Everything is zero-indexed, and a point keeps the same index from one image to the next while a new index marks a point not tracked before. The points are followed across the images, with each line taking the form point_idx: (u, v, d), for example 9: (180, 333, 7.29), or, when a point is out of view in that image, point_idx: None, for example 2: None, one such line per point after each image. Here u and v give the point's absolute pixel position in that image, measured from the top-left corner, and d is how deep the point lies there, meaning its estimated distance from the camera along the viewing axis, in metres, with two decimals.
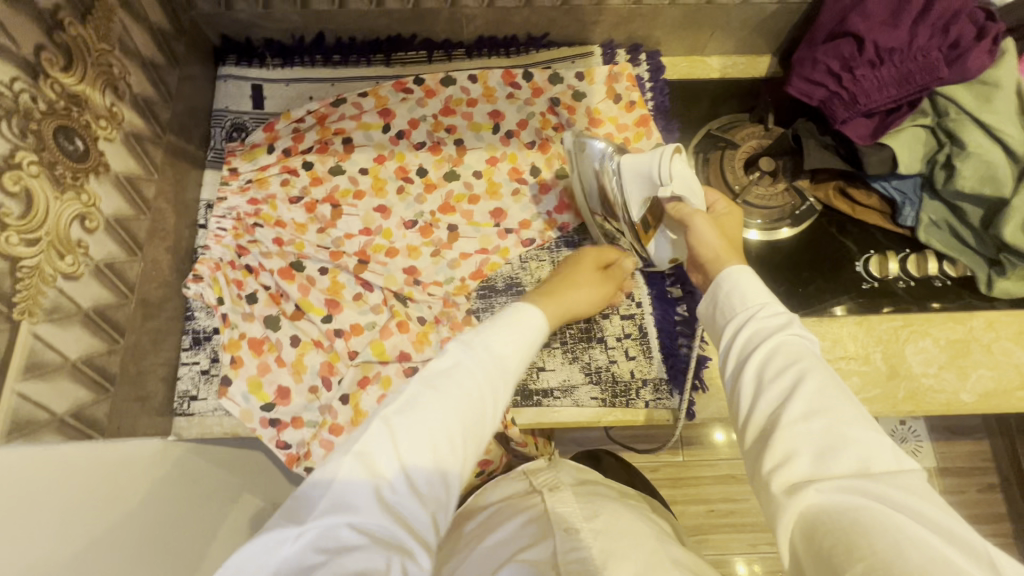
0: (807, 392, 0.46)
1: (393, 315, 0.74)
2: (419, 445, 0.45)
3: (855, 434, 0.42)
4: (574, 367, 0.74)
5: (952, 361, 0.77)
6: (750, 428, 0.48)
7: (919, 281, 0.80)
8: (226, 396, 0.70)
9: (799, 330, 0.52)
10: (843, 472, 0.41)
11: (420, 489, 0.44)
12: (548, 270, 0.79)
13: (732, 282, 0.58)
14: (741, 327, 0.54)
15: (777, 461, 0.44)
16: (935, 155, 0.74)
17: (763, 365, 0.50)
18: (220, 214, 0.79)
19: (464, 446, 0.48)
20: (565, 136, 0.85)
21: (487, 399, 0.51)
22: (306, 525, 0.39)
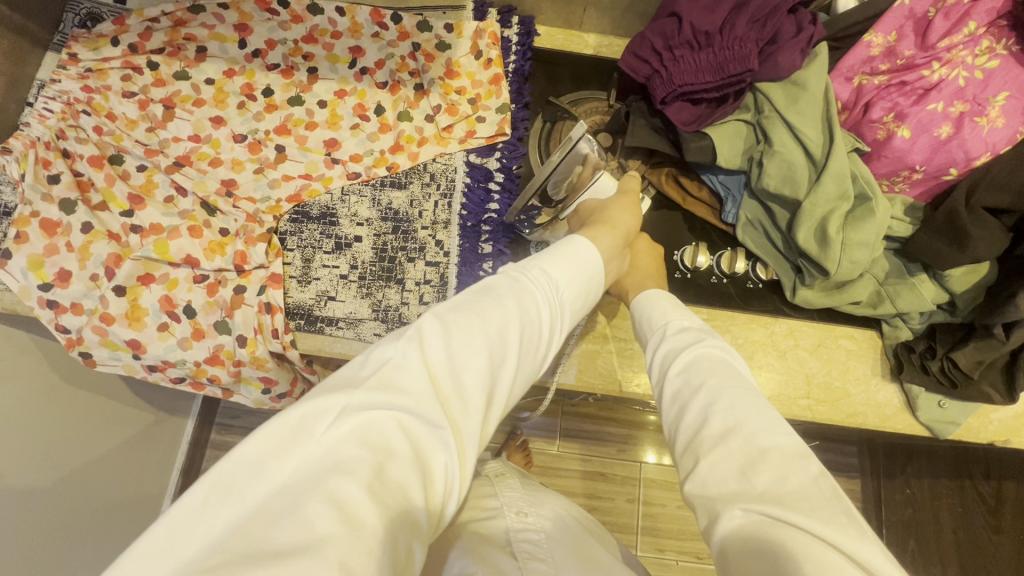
0: (719, 405, 0.47)
1: (190, 220, 0.75)
2: (472, 351, 0.42)
3: (765, 439, 0.43)
4: (364, 303, 0.74)
5: (746, 361, 0.78)
6: (681, 455, 0.48)
7: (731, 279, 0.81)
8: (4, 268, 0.69)
9: (713, 343, 0.55)
10: (764, 484, 0.40)
11: (466, 397, 0.40)
12: (366, 206, 0.79)
13: (651, 308, 0.65)
14: (657, 348, 0.59)
15: (700, 474, 0.44)
16: (753, 152, 0.74)
17: (683, 379, 0.53)
18: (50, 95, 0.78)
19: (511, 364, 0.44)
20: (418, 83, 0.85)
21: (540, 321, 0.48)
22: (346, 406, 0.36)
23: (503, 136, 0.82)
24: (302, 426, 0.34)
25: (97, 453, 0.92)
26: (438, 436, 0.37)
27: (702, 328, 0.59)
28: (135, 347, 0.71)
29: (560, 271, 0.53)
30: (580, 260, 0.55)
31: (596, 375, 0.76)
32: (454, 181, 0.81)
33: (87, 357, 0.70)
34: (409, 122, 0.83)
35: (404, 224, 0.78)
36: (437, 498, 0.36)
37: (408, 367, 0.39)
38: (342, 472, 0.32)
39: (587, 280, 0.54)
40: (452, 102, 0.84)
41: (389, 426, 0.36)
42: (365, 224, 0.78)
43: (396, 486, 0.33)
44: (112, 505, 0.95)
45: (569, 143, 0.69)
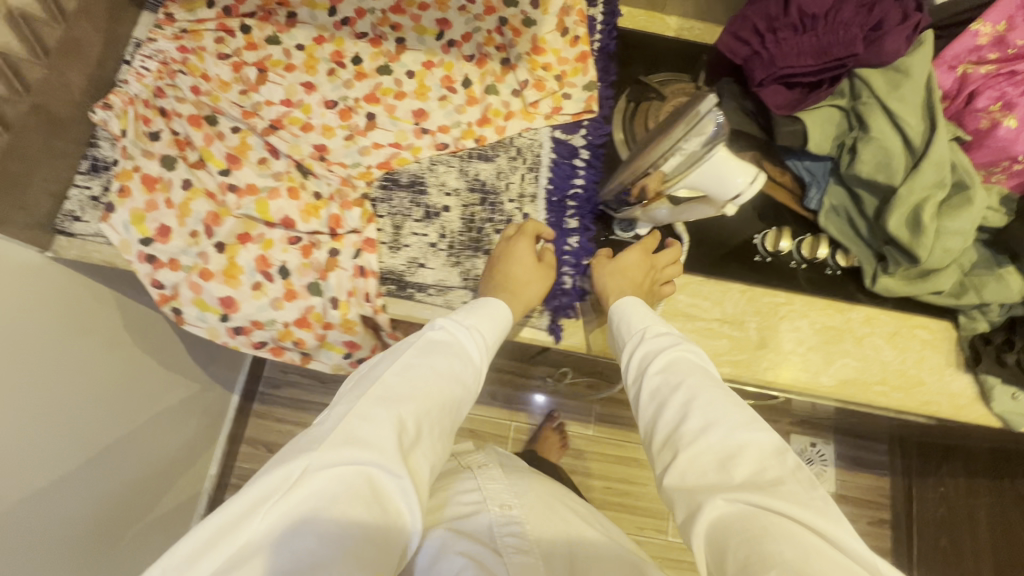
0: (699, 407, 0.54)
1: (288, 181, 0.76)
2: (405, 404, 0.51)
3: (741, 436, 0.51)
4: (454, 271, 0.75)
5: (822, 345, 0.79)
6: (659, 451, 0.55)
7: (810, 264, 0.81)
8: (107, 221, 0.71)
9: (687, 349, 0.62)
10: (744, 473, 0.49)
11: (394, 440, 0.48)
12: (454, 176, 0.80)
13: (618, 312, 0.69)
14: (636, 349, 0.64)
15: (681, 470, 0.51)
16: (845, 139, 0.74)
17: (664, 381, 0.59)
18: (147, 54, 0.79)
19: (448, 417, 0.55)
20: (504, 57, 0.86)
21: (463, 378, 0.58)
22: (301, 472, 0.44)
23: (590, 113, 0.83)
24: (261, 494, 0.42)
25: (145, 414, 0.94)
26: (395, 480, 0.46)
27: (677, 332, 0.65)
28: (228, 305, 0.72)
29: (481, 326, 0.63)
30: (499, 314, 0.65)
31: None
32: (540, 157, 0.82)
33: (179, 314, 0.71)
34: (495, 96, 0.84)
35: (491, 197, 0.79)
36: (397, 522, 0.46)
37: (352, 423, 0.48)
38: (273, 521, 0.41)
39: (499, 334, 0.65)
40: (539, 78, 0.84)
41: (352, 478, 0.44)
42: (453, 194, 0.79)
43: (357, 522, 0.43)
44: (153, 466, 0.96)
45: (699, 119, 0.57)
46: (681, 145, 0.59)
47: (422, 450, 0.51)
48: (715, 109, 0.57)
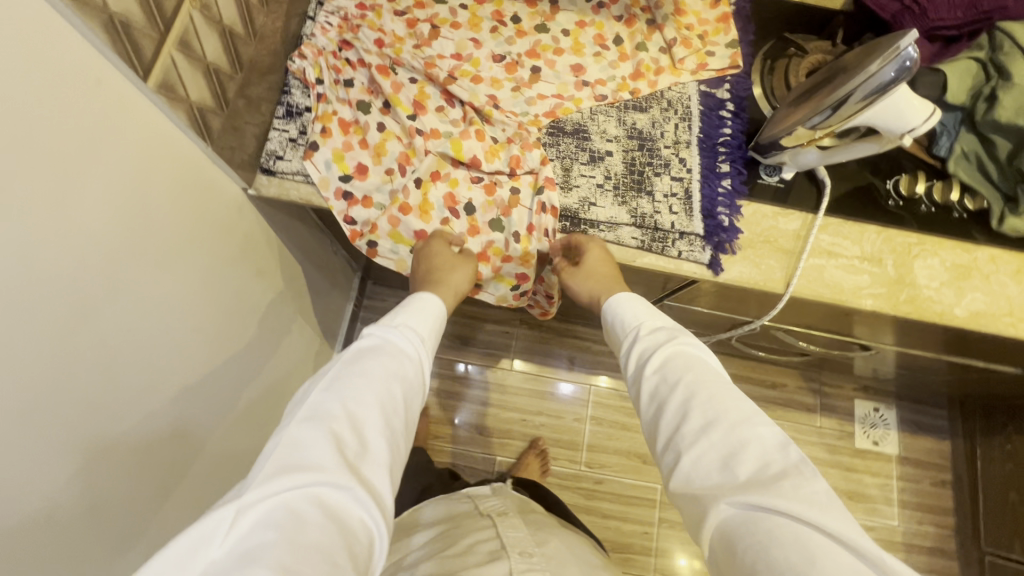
0: (696, 409, 0.55)
1: (472, 125, 0.82)
2: (352, 416, 0.52)
3: (747, 432, 0.52)
4: (623, 210, 0.82)
5: (954, 281, 0.86)
6: (664, 455, 0.56)
7: (940, 208, 0.88)
8: (311, 159, 0.77)
9: (684, 341, 0.63)
10: (747, 469, 0.49)
11: (354, 450, 0.50)
12: (614, 125, 0.86)
13: (621, 308, 0.71)
14: (632, 348, 0.66)
15: (687, 474, 0.52)
16: (981, 88, 0.82)
17: (659, 385, 0.60)
18: (329, 10, 0.85)
19: (400, 419, 0.57)
20: (650, 18, 0.92)
21: (411, 381, 0.61)
22: (239, 509, 0.42)
23: (735, 69, 0.90)
24: (200, 534, 0.40)
25: (266, 361, 0.98)
26: (341, 488, 0.47)
27: (671, 326, 0.66)
28: (421, 238, 0.79)
29: (415, 322, 0.66)
30: (431, 305, 0.68)
31: (823, 286, 0.83)
32: (690, 108, 0.88)
33: (379, 246, 0.78)
34: (645, 53, 0.90)
35: (649, 143, 0.86)
36: (359, 544, 0.46)
37: (328, 440, 0.49)
38: (254, 557, 0.39)
39: (436, 327, 0.68)
40: (685, 36, 0.90)
41: (299, 493, 0.45)
42: (615, 140, 0.85)
43: (310, 543, 0.42)
44: (269, 409, 1.01)
45: (897, 58, 0.63)
46: (868, 82, 0.65)
47: (375, 451, 0.52)
48: (913, 46, 0.62)
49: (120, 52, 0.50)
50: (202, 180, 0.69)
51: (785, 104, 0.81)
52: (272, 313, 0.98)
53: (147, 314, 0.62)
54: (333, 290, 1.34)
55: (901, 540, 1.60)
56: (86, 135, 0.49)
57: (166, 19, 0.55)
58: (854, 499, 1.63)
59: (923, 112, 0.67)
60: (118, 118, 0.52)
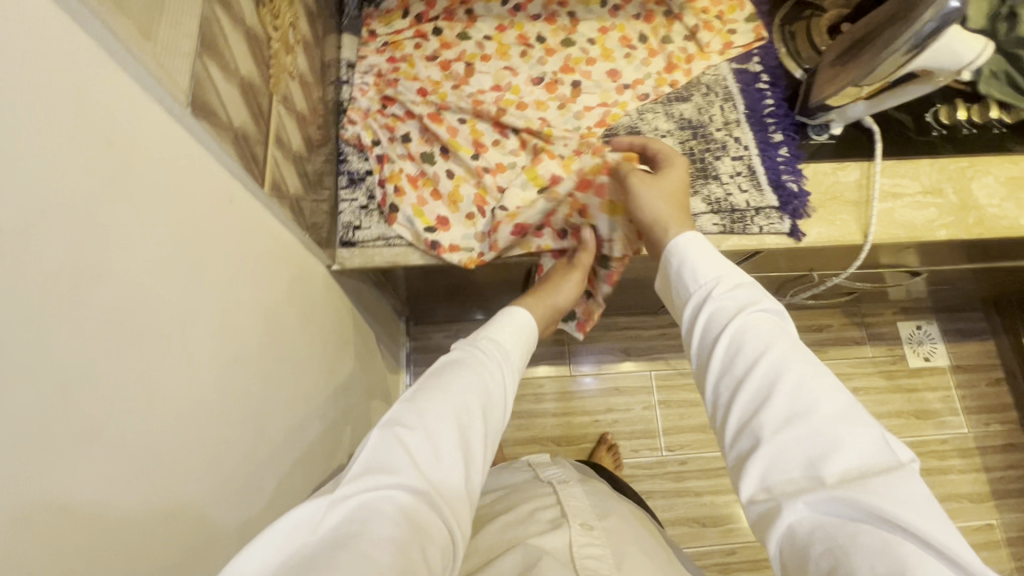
0: (781, 392, 0.49)
1: (534, 151, 0.83)
2: (438, 423, 0.50)
3: (841, 431, 0.45)
4: (697, 200, 0.83)
5: (1012, 194, 0.89)
6: (732, 432, 0.51)
7: (981, 128, 0.91)
8: (396, 222, 0.78)
9: (761, 312, 0.57)
10: (836, 473, 0.44)
11: (435, 455, 0.48)
12: (664, 120, 0.88)
13: (681, 257, 0.65)
14: (707, 308, 0.59)
15: (765, 463, 0.46)
16: (998, 11, 0.86)
17: (735, 356, 0.54)
18: (363, 71, 0.85)
19: (488, 431, 0.55)
20: (666, 10, 0.94)
21: (496, 392, 0.59)
22: (334, 497, 0.42)
23: (761, 41, 0.92)
24: (292, 522, 0.39)
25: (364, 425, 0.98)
26: (418, 492, 0.44)
27: (754, 292, 0.59)
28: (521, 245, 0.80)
29: (500, 336, 0.66)
30: (520, 323, 0.69)
31: (898, 227, 0.86)
32: (728, 87, 0.90)
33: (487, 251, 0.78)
34: (672, 44, 0.92)
35: (701, 130, 0.87)
36: (433, 558, 0.42)
37: (415, 440, 0.48)
38: (336, 544, 0.38)
39: (519, 340, 0.68)
40: (705, 20, 0.92)
41: (381, 491, 0.43)
42: (669, 135, 0.87)
43: (382, 539, 0.39)
44: None
45: (943, 9, 0.65)
46: (916, 37, 0.68)
47: (454, 457, 0.49)
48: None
49: (244, 165, 0.50)
50: (303, 267, 0.69)
51: (827, 67, 0.83)
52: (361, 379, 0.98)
53: (282, 409, 0.61)
54: (391, 340, 1.33)
55: (975, 444, 1.67)
56: (225, 256, 0.49)
57: (266, 120, 0.54)
58: (922, 417, 1.68)
59: (971, 50, 0.69)
60: (243, 232, 0.52)
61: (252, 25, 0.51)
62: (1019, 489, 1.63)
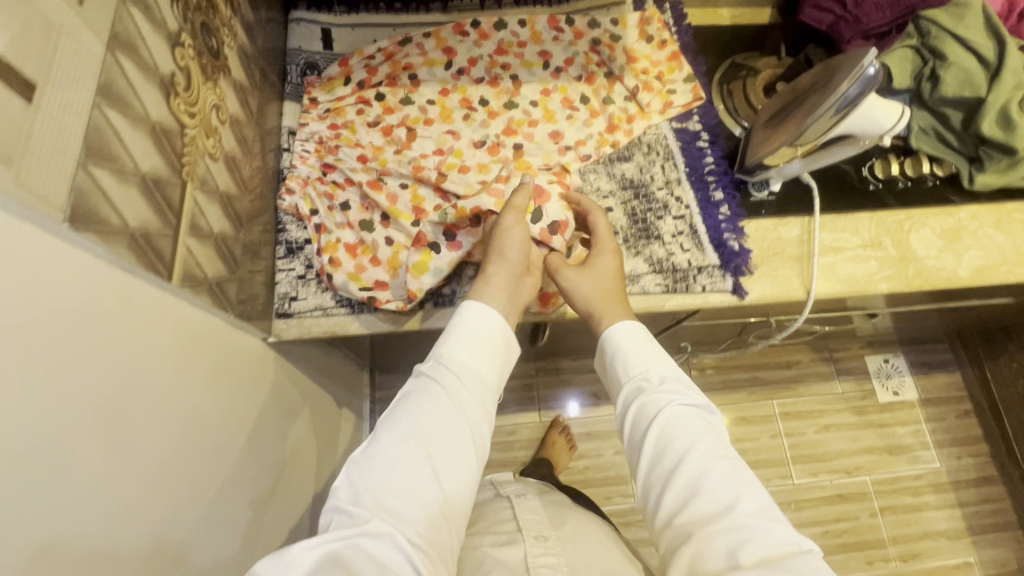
0: (705, 487, 0.57)
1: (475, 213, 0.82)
2: (393, 472, 0.56)
3: (752, 521, 0.54)
4: (639, 260, 0.84)
5: (949, 245, 0.91)
6: (664, 520, 0.59)
7: (915, 182, 0.93)
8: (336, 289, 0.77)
9: (684, 402, 0.65)
10: (751, 558, 0.51)
11: (396, 498, 0.55)
12: (606, 180, 0.89)
13: (618, 344, 0.71)
14: (636, 399, 0.67)
15: (689, 560, 0.54)
16: (921, 71, 0.88)
17: (663, 448, 0.62)
18: (304, 138, 0.85)
19: (459, 448, 0.60)
20: (607, 71, 0.96)
21: (463, 406, 0.63)
22: (294, 558, 0.48)
23: (699, 100, 0.94)
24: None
25: (311, 473, 0.99)
26: (383, 538, 0.52)
27: (678, 380, 0.67)
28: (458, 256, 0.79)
29: (459, 351, 0.67)
30: (468, 327, 0.68)
31: (839, 282, 0.87)
32: (669, 146, 0.92)
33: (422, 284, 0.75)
34: (613, 105, 0.94)
35: (643, 189, 0.88)
36: None
37: (372, 494, 0.55)
38: None
39: (492, 348, 0.68)
40: (645, 81, 0.95)
41: (342, 548, 0.51)
42: (611, 195, 0.88)
43: None
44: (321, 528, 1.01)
45: (863, 76, 0.67)
46: (839, 99, 0.70)
47: (418, 493, 0.56)
48: (873, 63, 0.67)
49: (146, 263, 0.48)
50: (229, 348, 0.67)
51: (760, 128, 0.85)
52: (309, 431, 0.99)
53: (221, 472, 0.63)
54: (351, 394, 1.30)
55: (948, 479, 1.66)
56: (129, 358, 0.47)
57: (177, 210, 0.53)
58: (894, 453, 1.67)
59: (892, 115, 0.71)
60: (150, 327, 0.50)
61: (159, 120, 0.51)
62: (993, 523, 1.62)
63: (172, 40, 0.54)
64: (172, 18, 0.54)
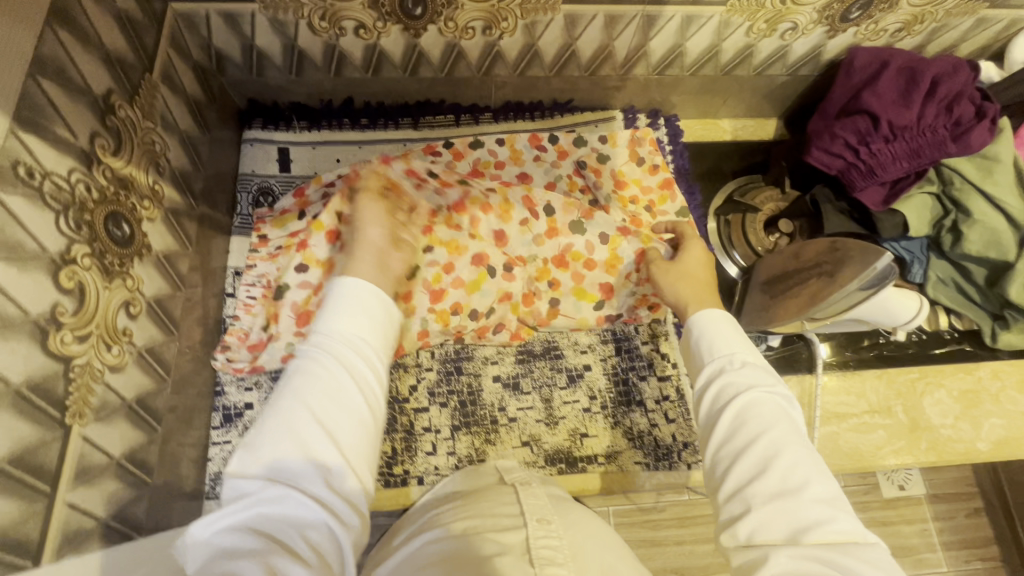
0: (781, 466, 0.47)
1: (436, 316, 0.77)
2: (280, 441, 0.43)
3: (821, 506, 0.45)
4: (617, 433, 0.75)
5: (966, 411, 0.82)
6: (726, 499, 0.48)
7: (931, 334, 0.85)
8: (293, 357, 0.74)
9: (768, 388, 0.53)
10: (814, 542, 0.43)
11: (295, 463, 0.42)
12: (584, 332, 0.80)
13: (706, 329, 0.60)
14: (716, 375, 0.56)
15: (751, 532, 0.45)
16: (942, 220, 0.79)
17: (735, 424, 0.52)
18: (250, 281, 0.77)
19: (352, 416, 0.46)
20: (592, 199, 0.87)
21: (359, 372, 0.49)
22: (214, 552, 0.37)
23: (692, 239, 0.85)
24: None
25: None
26: (284, 510, 0.40)
27: (758, 362, 0.56)
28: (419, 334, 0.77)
29: (338, 322, 0.51)
30: (357, 300, 0.53)
31: (842, 457, 0.78)
32: None
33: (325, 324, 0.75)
34: (583, 232, 0.80)
35: (624, 343, 0.80)
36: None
37: (271, 457, 0.42)
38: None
39: (373, 322, 0.53)
40: (633, 213, 0.85)
41: (240, 526, 0.39)
42: (589, 350, 0.79)
43: None
44: None
45: (877, 274, 0.60)
46: (851, 291, 0.62)
47: (315, 460, 0.43)
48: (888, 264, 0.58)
49: None
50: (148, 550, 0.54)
51: (756, 291, 0.75)
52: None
53: None
54: None
55: None
56: None
57: (52, 473, 0.45)
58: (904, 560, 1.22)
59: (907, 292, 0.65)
60: None
61: (25, 379, 0.42)
62: None
63: (55, 263, 0.46)
64: (56, 238, 0.46)
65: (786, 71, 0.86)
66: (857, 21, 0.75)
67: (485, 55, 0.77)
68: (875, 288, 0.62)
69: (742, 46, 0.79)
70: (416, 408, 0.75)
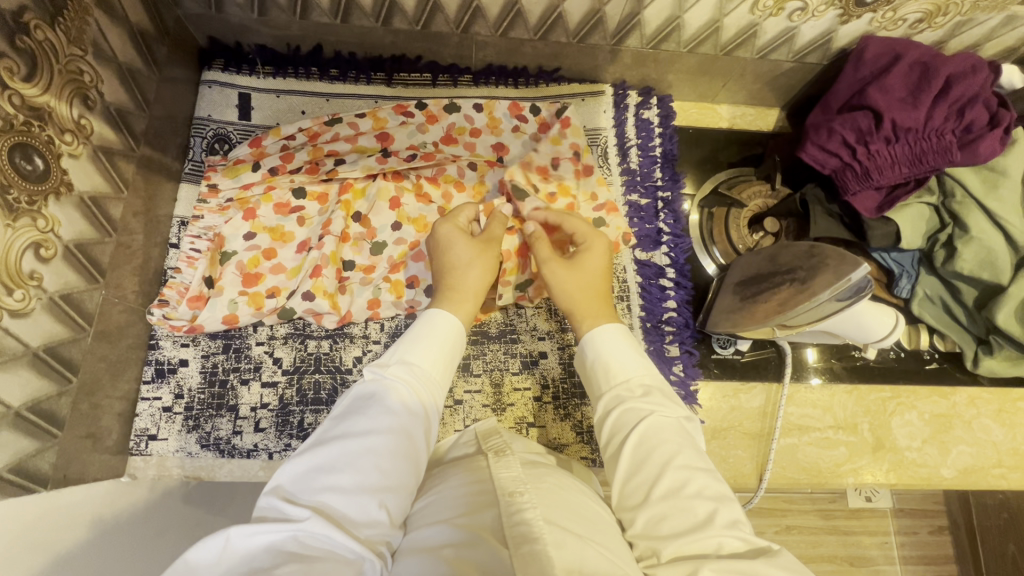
0: (691, 491, 0.48)
1: (388, 284, 0.74)
2: (342, 469, 0.46)
3: (729, 520, 0.46)
4: (566, 425, 0.73)
5: (935, 435, 0.78)
6: (646, 524, 0.48)
7: (910, 352, 0.81)
8: (236, 322, 0.70)
9: (670, 412, 0.55)
10: (732, 552, 0.44)
11: (351, 494, 0.44)
12: (544, 317, 0.76)
13: (605, 351, 0.61)
14: (615, 405, 0.57)
15: (680, 546, 0.44)
16: (936, 234, 0.73)
17: (642, 448, 0.52)
18: (195, 234, 0.72)
19: (409, 460, 0.49)
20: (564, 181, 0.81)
21: (421, 411, 0.53)
22: (231, 541, 0.40)
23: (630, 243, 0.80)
24: None
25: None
26: (333, 539, 0.41)
27: (660, 383, 0.59)
28: (372, 306, 0.73)
29: (413, 354, 0.57)
30: (444, 334, 0.59)
31: (798, 469, 0.75)
32: (627, 283, 0.80)
33: (276, 286, 0.72)
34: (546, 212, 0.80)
35: None
36: None
37: (321, 481, 0.45)
38: None
39: (446, 357, 0.58)
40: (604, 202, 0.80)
41: (281, 544, 0.41)
42: (547, 336, 0.76)
43: None
44: None
45: (851, 286, 0.56)
46: (819, 302, 0.57)
47: (368, 499, 0.44)
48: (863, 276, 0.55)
49: None
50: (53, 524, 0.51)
51: (727, 290, 0.71)
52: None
53: None
54: None
55: None
56: None
57: None
58: (858, 569, 1.06)
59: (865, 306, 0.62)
60: None
61: None
62: None
63: None
64: None
65: (792, 57, 0.79)
66: (873, 7, 0.68)
67: (463, 10, 0.71)
68: (851, 299, 0.58)
69: (745, 24, 0.73)
70: (360, 380, 0.72)
